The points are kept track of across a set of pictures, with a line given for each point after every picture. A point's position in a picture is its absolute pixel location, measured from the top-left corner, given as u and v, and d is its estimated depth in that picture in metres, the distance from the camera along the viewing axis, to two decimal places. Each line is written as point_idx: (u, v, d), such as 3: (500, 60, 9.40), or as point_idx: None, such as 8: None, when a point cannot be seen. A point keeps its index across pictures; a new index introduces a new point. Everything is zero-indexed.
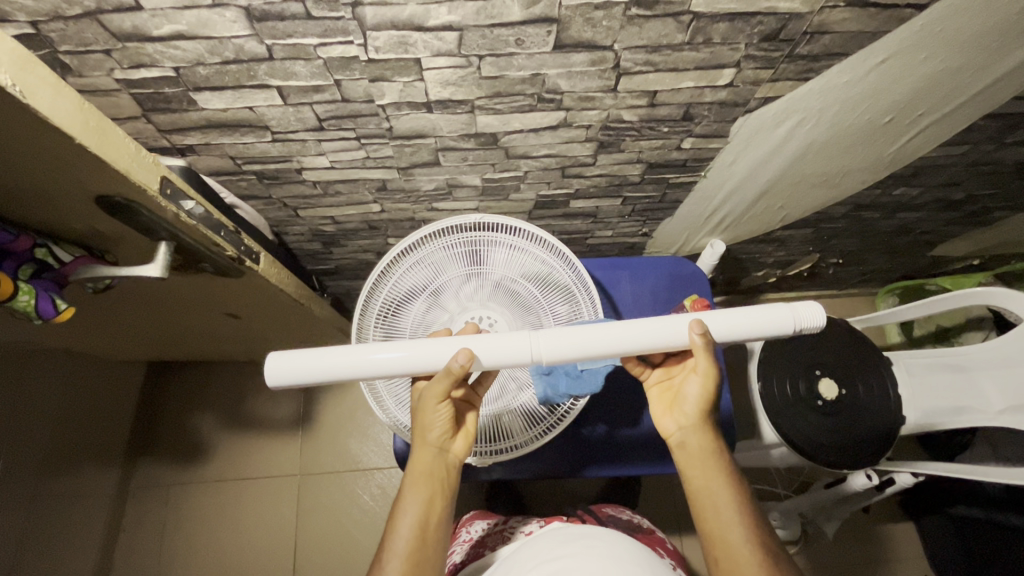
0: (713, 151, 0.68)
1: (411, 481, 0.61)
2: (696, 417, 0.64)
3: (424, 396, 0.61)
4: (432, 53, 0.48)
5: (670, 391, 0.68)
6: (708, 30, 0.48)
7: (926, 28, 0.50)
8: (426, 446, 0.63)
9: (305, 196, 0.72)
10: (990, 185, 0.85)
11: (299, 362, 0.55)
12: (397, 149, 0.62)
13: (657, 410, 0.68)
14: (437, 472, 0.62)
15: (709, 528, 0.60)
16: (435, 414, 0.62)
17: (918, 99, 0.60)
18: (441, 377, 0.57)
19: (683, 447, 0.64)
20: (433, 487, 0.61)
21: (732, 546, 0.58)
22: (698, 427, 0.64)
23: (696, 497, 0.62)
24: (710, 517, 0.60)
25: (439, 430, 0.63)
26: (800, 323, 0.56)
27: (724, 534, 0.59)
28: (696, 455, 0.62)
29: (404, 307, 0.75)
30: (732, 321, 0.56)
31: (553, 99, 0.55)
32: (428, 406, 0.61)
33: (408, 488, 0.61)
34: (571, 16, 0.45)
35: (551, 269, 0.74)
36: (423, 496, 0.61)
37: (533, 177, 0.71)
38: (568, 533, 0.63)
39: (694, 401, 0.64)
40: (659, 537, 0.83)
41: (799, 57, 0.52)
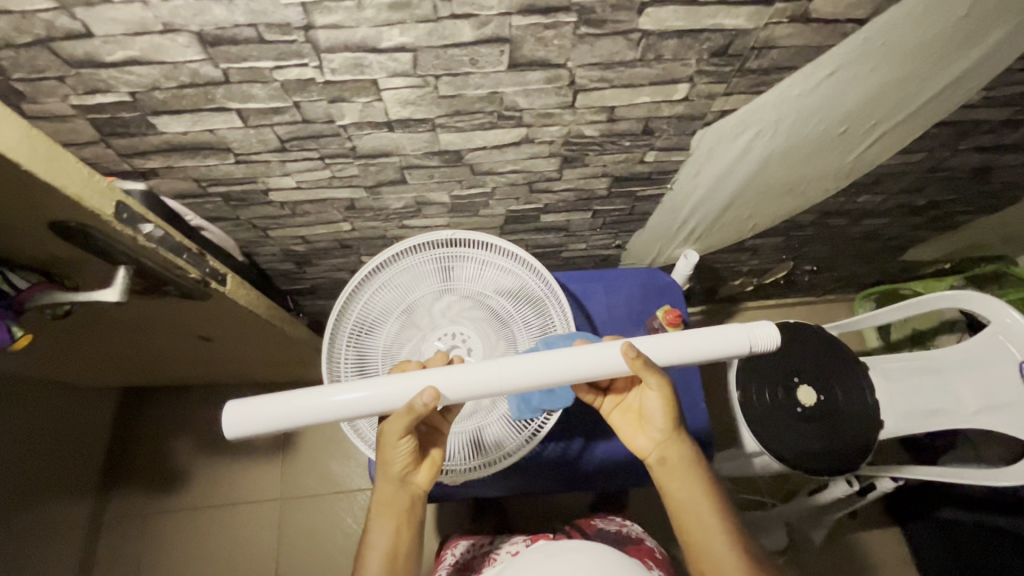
0: (676, 164, 0.69)
1: (377, 514, 0.63)
2: (668, 432, 0.63)
3: (384, 435, 0.60)
4: (388, 73, 0.48)
5: (632, 409, 0.67)
6: (658, 47, 0.49)
7: (868, 42, 0.51)
8: (389, 481, 0.63)
9: (273, 217, 0.71)
10: (952, 191, 0.86)
11: (255, 412, 0.53)
12: (362, 168, 0.63)
13: (627, 432, 0.67)
14: (401, 504, 0.64)
15: (693, 540, 0.61)
16: (396, 452, 0.61)
17: (869, 109, 0.61)
18: (402, 415, 0.56)
19: (663, 463, 0.63)
20: (399, 518, 0.63)
21: (717, 555, 0.59)
22: (673, 440, 0.63)
23: (677, 512, 0.62)
24: (692, 528, 0.61)
25: (400, 466, 0.62)
26: (755, 342, 0.57)
27: (710, 546, 0.59)
28: (678, 469, 0.62)
29: (375, 321, 0.76)
30: (691, 345, 0.57)
31: (513, 116, 0.56)
32: (389, 443, 0.60)
33: (374, 520, 0.63)
34: (523, 35, 0.46)
35: (522, 282, 0.76)
36: (389, 528, 0.63)
37: (501, 193, 0.72)
38: (554, 546, 0.62)
39: (661, 417, 0.62)
40: (647, 547, 0.83)
41: (749, 71, 0.53)
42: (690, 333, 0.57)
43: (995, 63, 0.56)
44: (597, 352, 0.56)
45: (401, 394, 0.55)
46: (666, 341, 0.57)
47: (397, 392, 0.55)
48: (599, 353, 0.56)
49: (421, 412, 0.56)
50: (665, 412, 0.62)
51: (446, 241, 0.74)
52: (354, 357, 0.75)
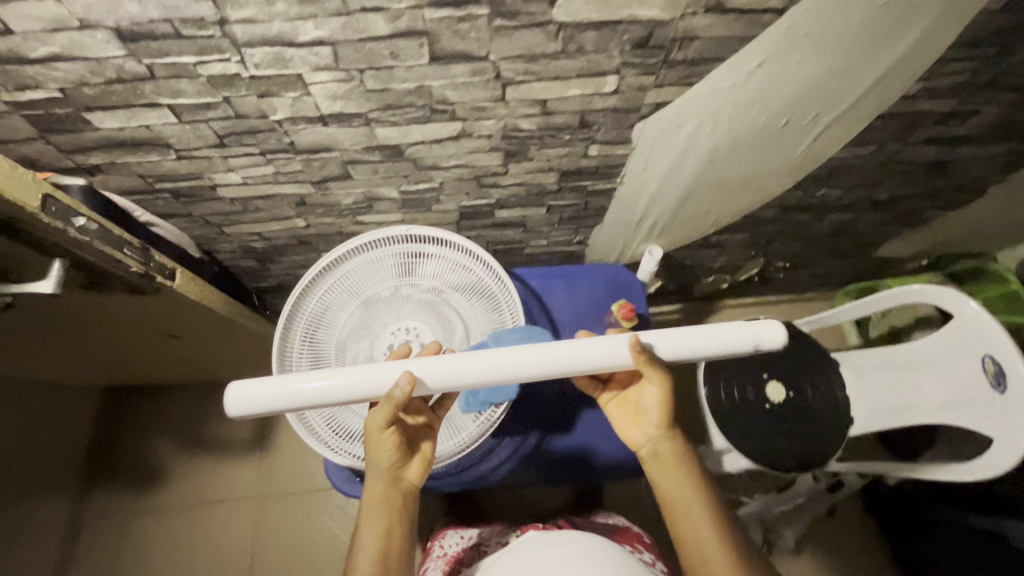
0: (621, 158, 0.70)
1: (366, 513, 0.63)
2: (663, 426, 0.63)
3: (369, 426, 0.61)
4: (311, 68, 0.49)
5: (629, 402, 0.66)
6: (578, 38, 0.49)
7: (790, 32, 0.51)
8: (380, 477, 0.64)
9: (225, 213, 0.73)
10: (913, 185, 0.86)
11: (258, 392, 0.53)
12: (305, 163, 0.63)
13: (621, 425, 0.67)
14: (392, 501, 0.63)
15: (683, 534, 0.60)
16: (385, 444, 0.62)
17: (806, 102, 0.62)
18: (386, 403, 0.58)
19: (654, 457, 0.63)
20: (389, 516, 0.63)
21: (707, 551, 0.58)
22: (667, 434, 0.63)
23: (669, 505, 0.61)
24: (683, 523, 0.60)
25: (389, 460, 0.63)
26: (760, 342, 0.57)
27: (701, 541, 0.58)
28: (670, 463, 0.62)
29: (329, 315, 0.77)
30: (694, 340, 0.56)
31: (445, 109, 0.57)
32: (374, 434, 0.61)
33: (364, 520, 0.62)
34: (438, 28, 0.46)
35: (478, 277, 0.77)
36: (379, 528, 0.62)
37: (450, 188, 0.72)
38: (548, 539, 0.62)
39: (659, 410, 0.63)
40: (635, 533, 0.82)
41: (675, 62, 0.53)
42: (699, 329, 0.56)
43: (927, 52, 0.56)
44: (602, 346, 0.55)
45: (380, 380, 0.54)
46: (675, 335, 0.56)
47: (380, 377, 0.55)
48: (605, 346, 0.56)
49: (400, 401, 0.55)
50: (663, 405, 0.62)
51: (402, 237, 0.76)
52: (308, 348, 0.77)
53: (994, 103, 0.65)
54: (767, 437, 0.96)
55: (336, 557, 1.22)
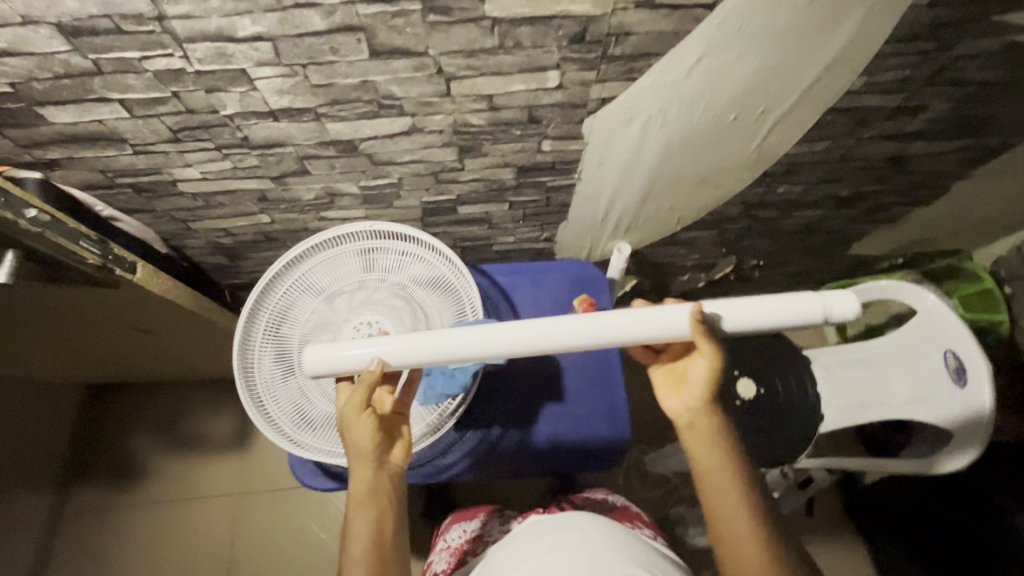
0: (577, 154, 0.71)
1: (354, 499, 0.62)
2: (705, 398, 0.62)
3: (344, 411, 0.62)
4: (254, 63, 0.51)
5: (676, 370, 0.66)
6: (514, 34, 0.51)
7: (725, 27, 0.53)
8: (360, 467, 0.63)
9: (189, 208, 0.74)
10: (874, 181, 0.86)
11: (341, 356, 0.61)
12: (261, 158, 0.65)
13: (663, 392, 0.66)
14: (381, 486, 0.63)
15: (713, 502, 0.59)
16: (357, 432, 0.63)
17: (751, 97, 0.63)
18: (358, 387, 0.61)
19: (692, 429, 0.62)
20: (379, 500, 0.62)
21: (737, 525, 0.57)
22: (707, 407, 0.62)
23: (701, 476, 0.60)
24: (713, 491, 0.59)
25: (366, 449, 0.63)
26: (830, 313, 0.59)
27: (730, 516, 0.57)
28: (707, 436, 0.61)
29: (292, 310, 0.78)
30: (759, 312, 0.59)
31: (392, 105, 0.58)
32: (351, 418, 0.62)
33: (352, 508, 0.62)
34: (374, 24, 0.48)
35: (441, 273, 0.79)
36: (370, 513, 0.62)
37: (409, 184, 0.74)
38: (549, 523, 0.60)
39: (706, 382, 0.62)
40: (634, 512, 0.80)
41: (614, 58, 0.55)
42: (765, 300, 0.59)
43: (862, 49, 0.57)
44: (664, 315, 0.59)
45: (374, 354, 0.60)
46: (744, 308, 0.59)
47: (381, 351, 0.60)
48: (663, 315, 0.59)
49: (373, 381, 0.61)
50: (709, 378, 0.61)
51: (366, 232, 0.78)
52: (270, 342, 0.77)
53: (940, 99, 0.66)
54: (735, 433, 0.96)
55: (314, 554, 1.23)
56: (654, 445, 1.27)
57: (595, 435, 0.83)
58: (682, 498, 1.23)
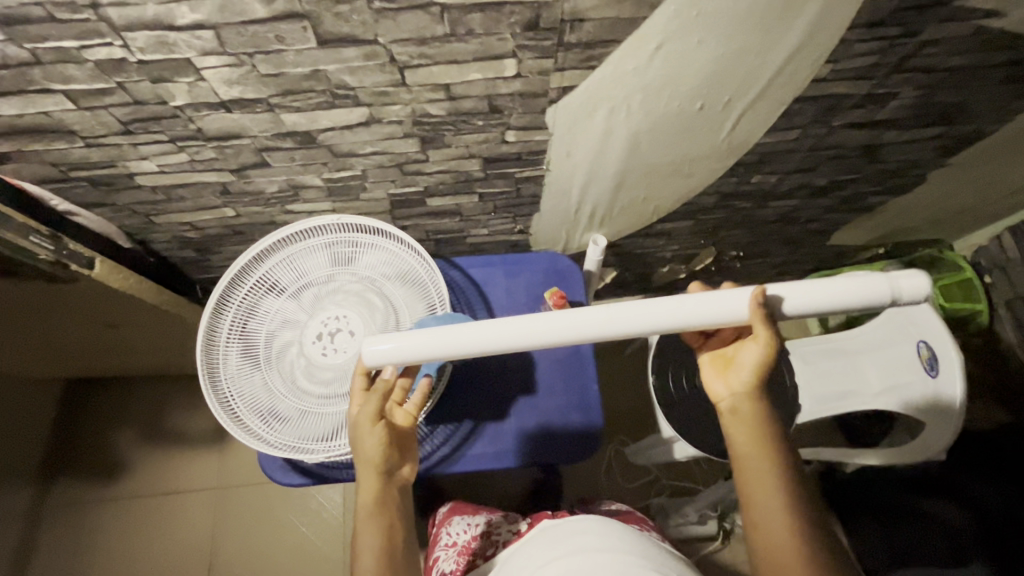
0: (543, 144, 0.70)
1: (366, 511, 0.61)
2: (752, 385, 0.59)
3: (358, 420, 0.62)
4: (198, 52, 0.49)
5: (723, 357, 0.63)
6: (465, 21, 0.49)
7: (683, 12, 0.51)
8: (370, 477, 0.62)
9: (150, 202, 0.73)
10: (849, 170, 0.85)
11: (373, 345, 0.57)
12: (219, 151, 0.64)
13: (707, 373, 0.63)
14: (392, 498, 0.62)
15: (747, 484, 0.55)
16: (369, 443, 0.61)
17: (716, 84, 0.61)
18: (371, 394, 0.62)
19: (734, 413, 0.59)
20: (390, 512, 0.61)
21: (772, 517, 0.52)
22: (754, 393, 0.58)
23: (739, 461, 0.56)
24: (750, 475, 0.55)
25: (376, 460, 0.61)
26: (896, 291, 0.56)
27: (765, 506, 0.53)
28: (749, 421, 0.57)
29: (260, 304, 0.77)
30: (823, 291, 0.56)
31: (347, 95, 0.57)
32: (365, 429, 0.61)
33: (363, 520, 0.60)
34: (317, 11, 0.46)
35: (410, 267, 0.79)
36: (381, 525, 0.60)
37: (374, 176, 0.72)
38: (560, 532, 0.58)
39: (755, 367, 0.58)
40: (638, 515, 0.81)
41: (572, 45, 0.53)
42: (831, 280, 0.56)
43: (826, 34, 0.56)
44: (724, 299, 0.56)
45: (404, 349, 0.56)
46: (809, 289, 0.56)
47: (406, 348, 0.56)
48: (719, 300, 0.56)
49: (387, 386, 0.63)
50: (762, 363, 0.58)
51: (335, 225, 0.77)
52: (236, 336, 0.75)
53: (909, 86, 0.66)
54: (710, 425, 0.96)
55: (297, 547, 1.23)
56: (636, 437, 1.27)
57: (569, 428, 0.82)
58: (664, 489, 1.24)
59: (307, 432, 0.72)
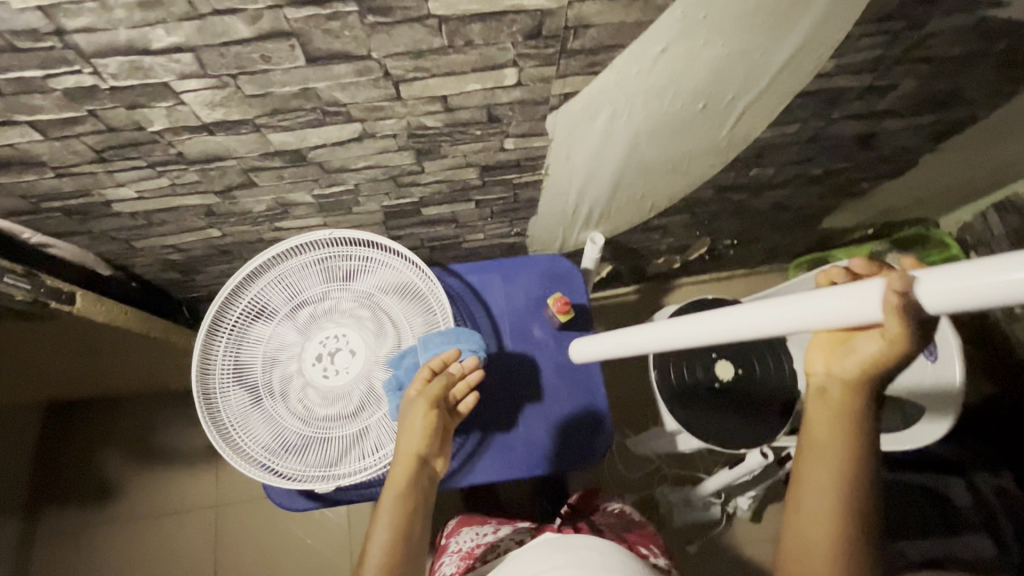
0: (541, 150, 0.67)
1: (393, 495, 0.64)
2: (857, 377, 0.48)
3: (413, 401, 0.66)
4: (177, 76, 0.46)
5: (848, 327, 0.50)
6: (464, 32, 0.46)
7: (689, 14, 0.49)
8: (408, 461, 0.65)
9: (130, 227, 0.69)
10: (845, 158, 0.85)
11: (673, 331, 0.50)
12: (201, 173, 0.60)
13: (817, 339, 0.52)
14: (420, 489, 0.66)
15: (801, 474, 0.52)
16: (417, 428, 0.65)
17: (720, 83, 0.60)
18: (437, 381, 0.66)
19: (821, 394, 0.51)
20: (412, 504, 0.64)
21: (807, 505, 0.50)
22: (853, 385, 0.49)
23: (807, 444, 0.52)
24: (808, 461, 0.51)
25: (420, 444, 0.65)
26: None
27: (806, 493, 0.50)
28: (830, 409, 0.50)
29: (255, 325, 0.74)
30: (986, 279, 0.32)
31: (338, 112, 0.53)
32: (417, 412, 0.65)
33: (386, 502, 0.64)
34: (306, 28, 0.43)
35: (409, 281, 0.76)
36: (400, 513, 0.64)
37: (366, 189, 0.69)
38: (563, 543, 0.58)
39: (868, 363, 0.47)
40: (648, 534, 0.83)
41: (575, 52, 0.51)
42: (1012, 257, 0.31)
43: (833, 29, 0.54)
44: (841, 292, 0.40)
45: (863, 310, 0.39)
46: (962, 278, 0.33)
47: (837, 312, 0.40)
48: (859, 293, 0.39)
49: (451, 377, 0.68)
50: (880, 364, 0.46)
51: (328, 240, 0.74)
52: (231, 361, 0.72)
53: (909, 76, 0.65)
54: (715, 418, 0.96)
55: (302, 560, 1.22)
56: (636, 428, 1.28)
57: (576, 434, 0.82)
58: (666, 478, 1.25)
59: (312, 460, 0.70)
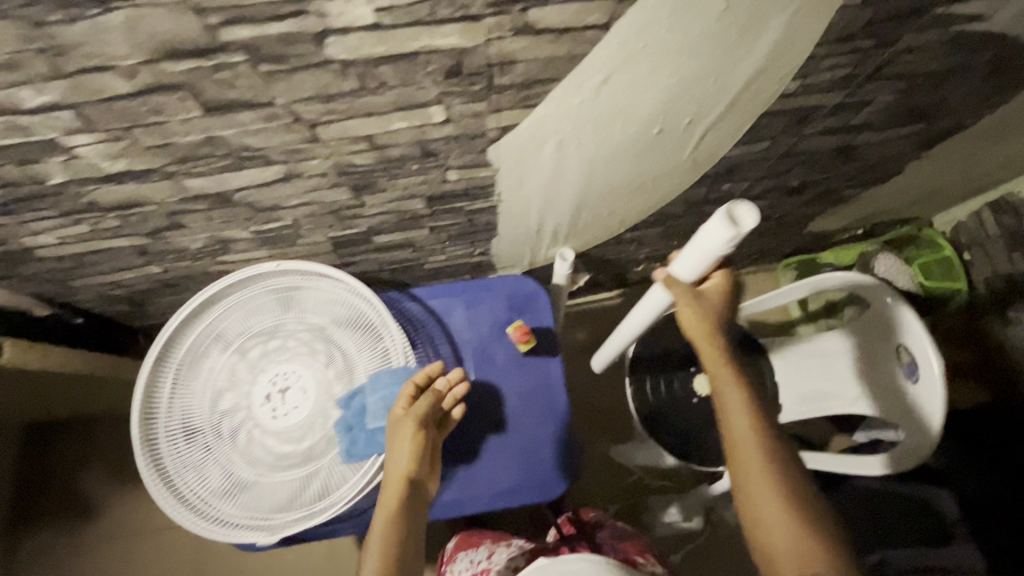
0: (490, 178, 0.63)
1: (383, 518, 0.62)
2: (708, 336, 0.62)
3: (399, 422, 0.63)
4: (63, 132, 0.42)
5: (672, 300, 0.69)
6: (374, 74, 0.42)
7: (626, 46, 0.44)
8: (396, 483, 0.63)
9: (62, 269, 0.66)
10: (825, 169, 0.80)
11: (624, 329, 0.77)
12: (122, 219, 0.56)
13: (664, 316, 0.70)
14: (412, 512, 0.63)
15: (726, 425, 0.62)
16: (405, 449, 0.63)
17: (674, 109, 0.55)
18: (423, 401, 0.64)
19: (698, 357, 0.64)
20: (404, 528, 0.61)
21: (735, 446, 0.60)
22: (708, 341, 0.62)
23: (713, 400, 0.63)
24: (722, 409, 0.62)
25: (408, 467, 0.63)
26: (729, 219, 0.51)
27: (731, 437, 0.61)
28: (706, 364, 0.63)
29: (202, 364, 0.72)
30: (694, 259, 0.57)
31: (254, 157, 0.49)
32: (403, 434, 0.63)
33: (377, 525, 0.62)
34: (192, 81, 0.39)
35: (360, 313, 0.72)
36: (392, 536, 0.61)
37: (308, 224, 0.66)
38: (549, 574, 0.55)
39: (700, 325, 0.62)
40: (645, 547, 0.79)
41: (504, 87, 0.46)
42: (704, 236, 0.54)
43: (793, 50, 0.49)
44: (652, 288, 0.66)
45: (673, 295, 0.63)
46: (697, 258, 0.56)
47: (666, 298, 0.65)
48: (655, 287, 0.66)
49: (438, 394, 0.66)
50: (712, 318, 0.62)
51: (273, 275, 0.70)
52: (177, 403, 0.70)
53: (886, 91, 0.59)
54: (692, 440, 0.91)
55: None
56: (619, 438, 1.25)
57: (542, 464, 0.79)
58: (649, 488, 1.23)
59: (262, 503, 0.68)
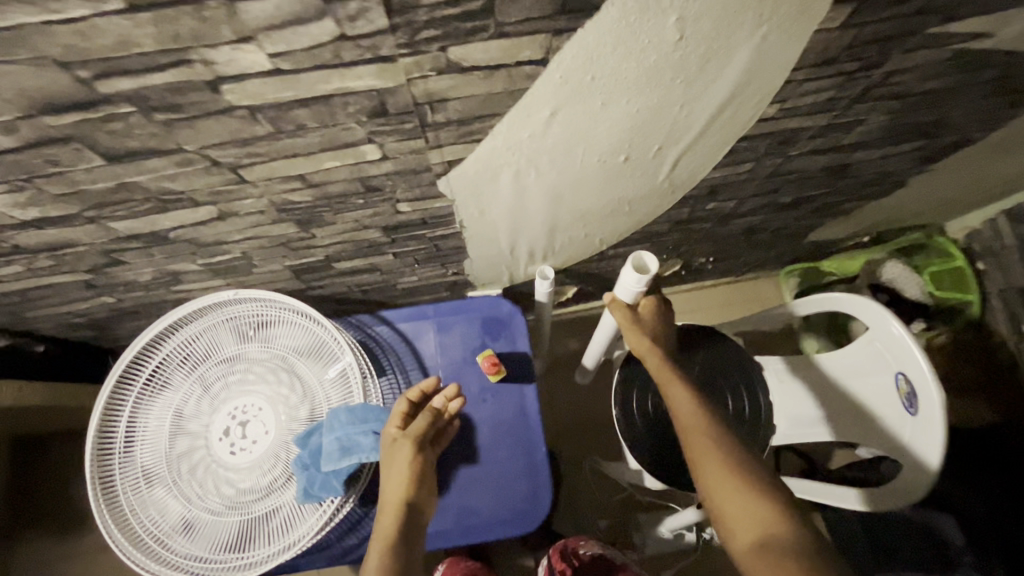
0: (446, 208, 0.59)
1: (379, 542, 0.56)
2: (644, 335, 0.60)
3: (395, 440, 0.62)
4: None
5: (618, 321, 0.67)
6: (288, 118, 0.38)
7: (573, 78, 0.40)
8: (393, 505, 0.59)
9: (9, 302, 0.63)
10: (819, 186, 0.74)
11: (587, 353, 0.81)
12: (56, 258, 0.54)
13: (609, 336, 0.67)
14: (410, 536, 0.57)
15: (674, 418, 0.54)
16: (401, 464, 0.60)
17: (640, 138, 0.50)
18: (420, 416, 0.63)
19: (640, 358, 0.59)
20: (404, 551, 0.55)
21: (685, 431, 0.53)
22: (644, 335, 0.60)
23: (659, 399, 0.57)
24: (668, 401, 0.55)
25: (405, 486, 0.60)
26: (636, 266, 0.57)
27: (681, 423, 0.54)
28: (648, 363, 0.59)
29: (159, 395, 0.69)
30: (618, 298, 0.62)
31: (178, 199, 0.46)
32: (399, 452, 0.61)
33: (372, 551, 0.55)
34: (83, 132, 0.35)
35: (321, 344, 0.69)
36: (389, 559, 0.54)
37: (259, 255, 0.63)
38: None
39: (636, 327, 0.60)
40: None
41: (441, 124, 0.42)
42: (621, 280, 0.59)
43: (767, 75, 0.44)
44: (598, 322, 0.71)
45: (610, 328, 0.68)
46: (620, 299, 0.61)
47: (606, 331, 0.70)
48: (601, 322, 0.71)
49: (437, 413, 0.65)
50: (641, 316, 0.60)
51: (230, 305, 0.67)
52: (133, 436, 0.68)
53: (879, 112, 0.54)
54: None
55: None
56: (609, 455, 1.21)
57: (514, 498, 0.76)
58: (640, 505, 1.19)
59: (217, 541, 0.65)
